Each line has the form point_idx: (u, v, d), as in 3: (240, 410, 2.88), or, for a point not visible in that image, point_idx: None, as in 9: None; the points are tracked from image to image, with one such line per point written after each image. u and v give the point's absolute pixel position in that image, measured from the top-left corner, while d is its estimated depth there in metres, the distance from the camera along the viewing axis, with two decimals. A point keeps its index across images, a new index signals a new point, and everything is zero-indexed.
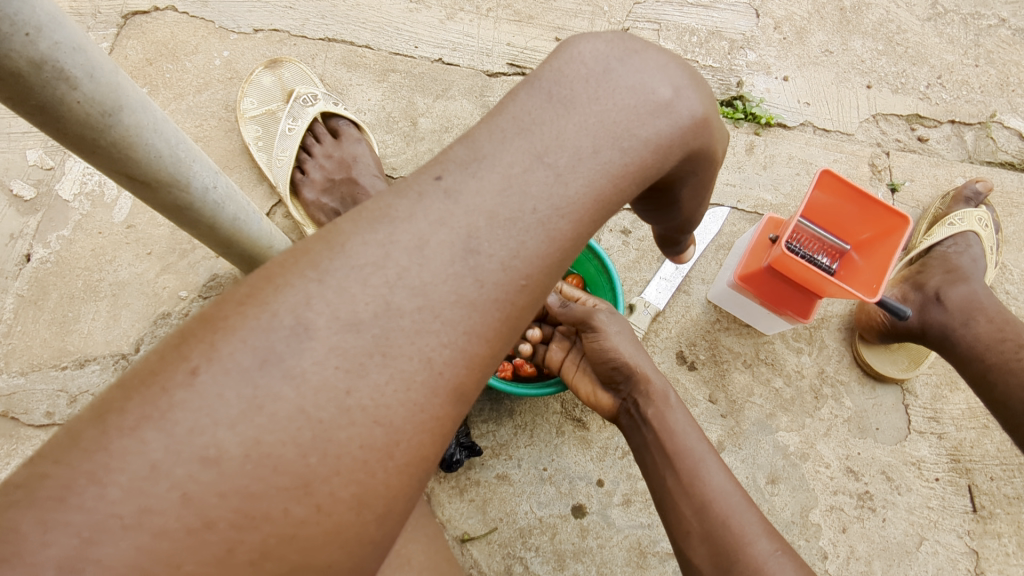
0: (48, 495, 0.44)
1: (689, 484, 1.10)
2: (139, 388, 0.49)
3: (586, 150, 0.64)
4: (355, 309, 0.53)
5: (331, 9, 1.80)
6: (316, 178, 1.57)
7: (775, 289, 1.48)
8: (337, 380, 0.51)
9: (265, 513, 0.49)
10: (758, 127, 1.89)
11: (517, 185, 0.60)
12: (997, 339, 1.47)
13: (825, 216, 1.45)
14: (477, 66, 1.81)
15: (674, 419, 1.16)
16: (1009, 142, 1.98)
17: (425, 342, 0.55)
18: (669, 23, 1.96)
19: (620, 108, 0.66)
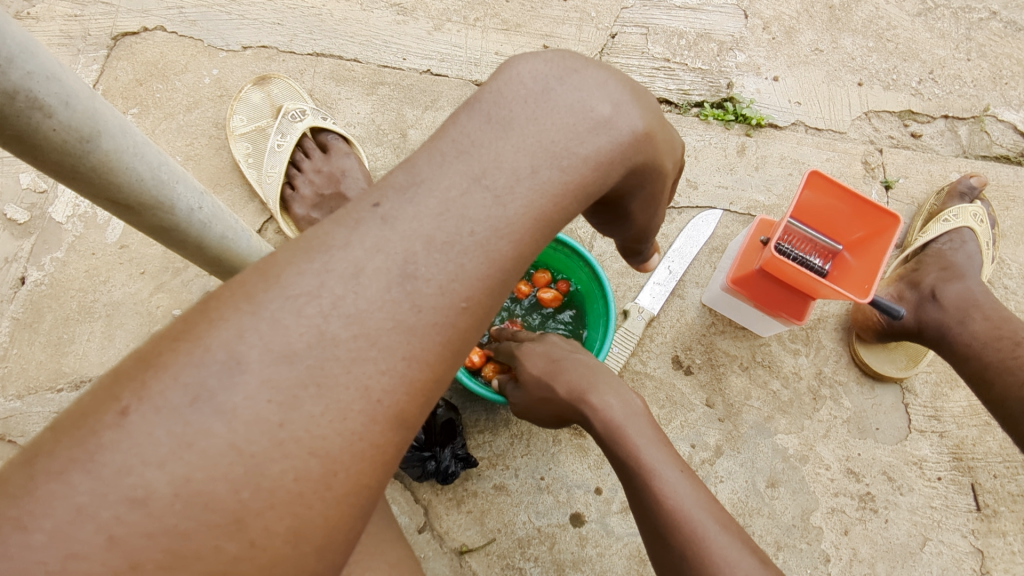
0: None
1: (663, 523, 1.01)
2: (70, 430, 0.49)
3: (525, 170, 0.67)
4: (289, 340, 0.54)
5: (318, 24, 1.81)
6: (305, 193, 1.57)
7: (762, 290, 1.48)
8: (269, 413, 0.52)
9: (196, 552, 0.49)
10: (748, 129, 1.89)
11: (455, 209, 0.62)
12: (994, 337, 1.46)
13: (819, 215, 1.43)
14: (466, 76, 1.81)
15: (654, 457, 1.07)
16: (1005, 136, 1.97)
17: (361, 370, 0.56)
18: (656, 28, 1.96)
19: (557, 128, 0.70)
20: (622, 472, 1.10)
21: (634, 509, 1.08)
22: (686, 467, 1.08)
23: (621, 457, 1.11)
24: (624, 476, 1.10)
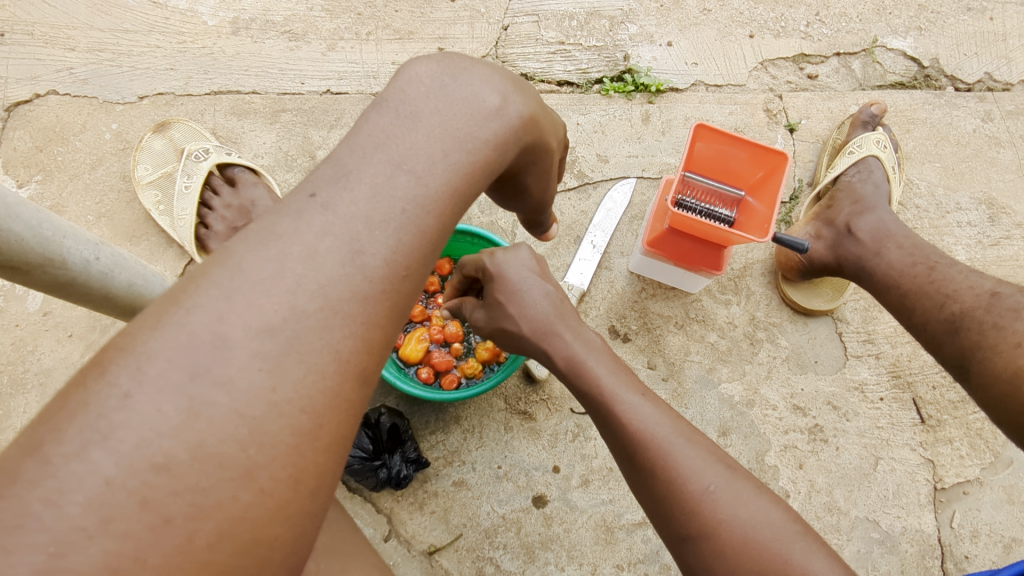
0: (4, 525, 0.49)
1: (701, 520, 0.93)
2: (75, 417, 0.54)
3: (438, 154, 0.76)
4: (266, 317, 0.61)
5: (212, 63, 1.82)
6: (219, 229, 1.58)
7: (679, 246, 1.51)
8: (262, 380, 0.59)
9: (217, 502, 0.56)
10: (650, 96, 1.92)
11: (385, 191, 0.70)
12: (909, 265, 1.49)
13: (716, 165, 1.48)
14: (366, 90, 1.84)
15: (673, 447, 0.99)
16: (896, 63, 2.05)
17: (330, 336, 0.63)
18: (546, 13, 1.98)
19: (459, 117, 0.79)
20: (635, 460, 1.01)
21: (651, 501, 1.00)
22: (701, 444, 1.01)
23: (631, 441, 1.01)
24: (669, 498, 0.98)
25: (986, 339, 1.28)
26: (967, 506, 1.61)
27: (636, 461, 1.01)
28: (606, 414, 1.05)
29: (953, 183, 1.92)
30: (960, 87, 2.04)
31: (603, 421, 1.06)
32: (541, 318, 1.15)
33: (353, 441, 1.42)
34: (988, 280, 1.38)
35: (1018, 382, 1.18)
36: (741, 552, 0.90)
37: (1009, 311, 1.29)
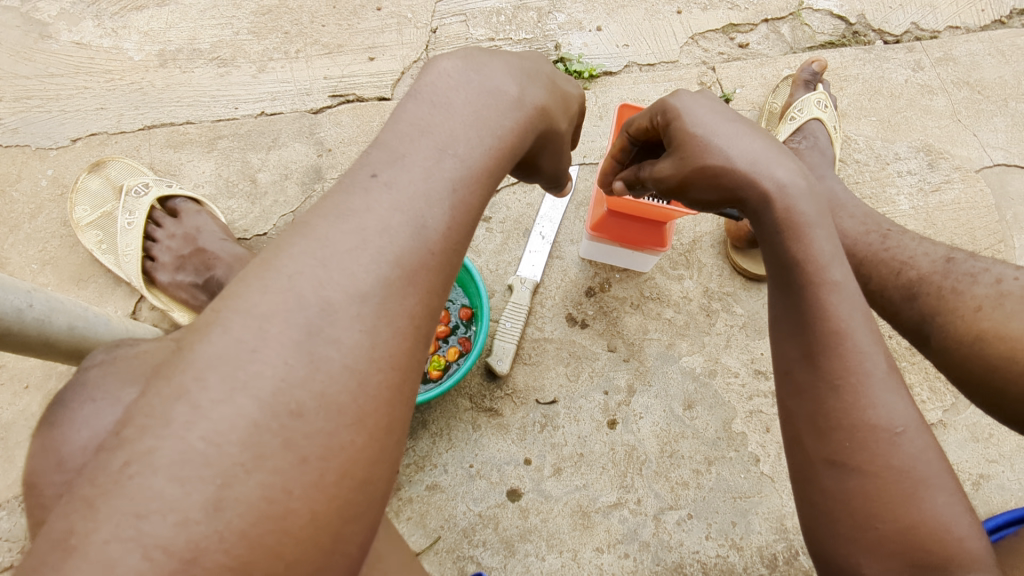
0: (170, 465, 0.57)
1: (868, 456, 0.79)
2: (210, 368, 0.61)
3: (474, 139, 0.79)
4: (356, 283, 0.67)
5: (143, 98, 1.81)
6: (165, 260, 1.55)
7: (619, 228, 1.54)
8: (362, 338, 0.66)
9: (339, 444, 0.63)
10: (584, 83, 1.94)
11: (436, 174, 0.75)
12: (863, 233, 1.43)
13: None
14: (300, 108, 1.83)
15: (870, 370, 0.82)
16: (823, 24, 2.08)
17: (408, 301, 0.69)
18: (473, 12, 1.98)
19: (488, 105, 0.83)
20: (816, 361, 0.84)
21: (810, 410, 0.84)
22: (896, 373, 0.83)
23: (823, 337, 0.84)
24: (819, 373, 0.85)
25: (946, 304, 1.21)
26: None
27: (819, 362, 0.84)
28: (806, 296, 0.86)
29: (891, 135, 1.94)
30: (888, 40, 2.07)
31: (796, 296, 0.88)
32: (746, 152, 0.96)
33: None
34: (942, 247, 1.33)
35: (982, 344, 1.11)
36: (903, 506, 0.78)
37: (966, 275, 1.23)
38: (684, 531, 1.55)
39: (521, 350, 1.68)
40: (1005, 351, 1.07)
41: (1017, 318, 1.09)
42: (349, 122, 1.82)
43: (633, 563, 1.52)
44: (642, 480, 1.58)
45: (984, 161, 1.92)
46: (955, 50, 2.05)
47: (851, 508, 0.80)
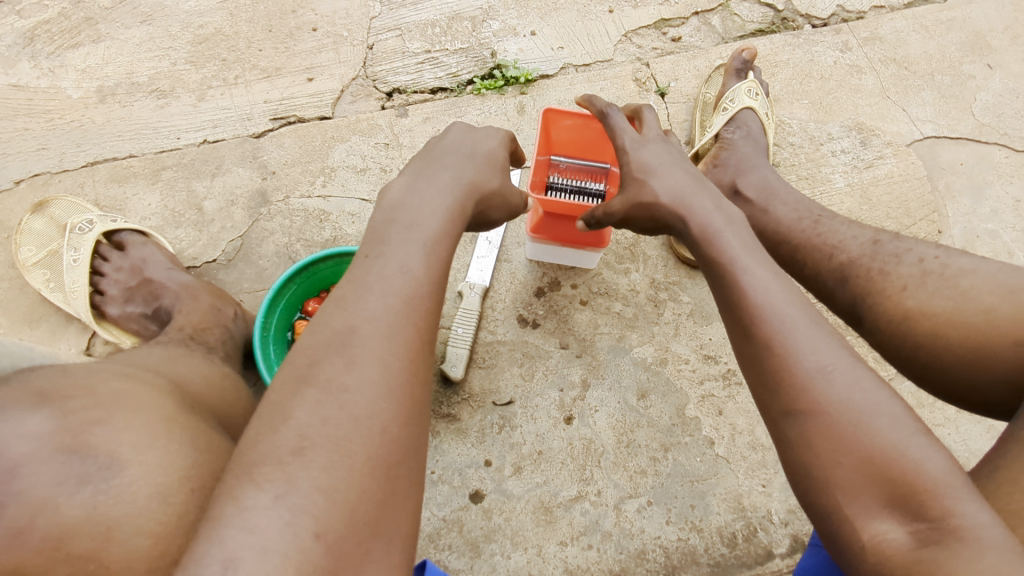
0: (297, 464, 0.76)
1: (812, 398, 0.84)
2: (301, 397, 0.81)
3: (442, 204, 1.02)
4: (388, 305, 0.88)
5: (83, 135, 1.83)
6: (114, 294, 1.59)
7: (559, 229, 1.56)
8: (397, 341, 0.86)
9: (402, 424, 0.82)
10: (521, 88, 1.96)
11: (422, 229, 0.97)
12: (795, 221, 1.47)
13: (578, 144, 1.54)
14: (242, 133, 1.85)
15: (794, 325, 0.89)
16: (753, 12, 2.12)
17: (419, 310, 0.89)
18: (408, 26, 2.01)
19: (453, 187, 1.06)
20: (748, 333, 0.92)
21: (756, 376, 0.91)
22: (825, 327, 0.90)
23: (748, 310, 0.93)
24: (751, 341, 0.92)
25: (874, 285, 1.25)
26: None
27: (750, 332, 0.92)
28: (728, 282, 0.98)
29: (823, 116, 1.99)
30: (816, 23, 2.11)
31: (724, 284, 0.99)
32: (673, 187, 1.16)
33: None
34: (868, 230, 1.37)
35: (909, 323, 1.16)
36: (857, 438, 0.80)
37: (891, 256, 1.27)
38: (644, 518, 1.59)
39: (476, 355, 1.71)
40: (929, 328, 1.13)
41: (939, 295, 1.14)
42: (291, 144, 1.85)
43: (597, 553, 1.56)
44: (601, 472, 1.62)
45: (914, 135, 1.97)
46: (881, 29, 2.10)
47: (814, 451, 0.82)
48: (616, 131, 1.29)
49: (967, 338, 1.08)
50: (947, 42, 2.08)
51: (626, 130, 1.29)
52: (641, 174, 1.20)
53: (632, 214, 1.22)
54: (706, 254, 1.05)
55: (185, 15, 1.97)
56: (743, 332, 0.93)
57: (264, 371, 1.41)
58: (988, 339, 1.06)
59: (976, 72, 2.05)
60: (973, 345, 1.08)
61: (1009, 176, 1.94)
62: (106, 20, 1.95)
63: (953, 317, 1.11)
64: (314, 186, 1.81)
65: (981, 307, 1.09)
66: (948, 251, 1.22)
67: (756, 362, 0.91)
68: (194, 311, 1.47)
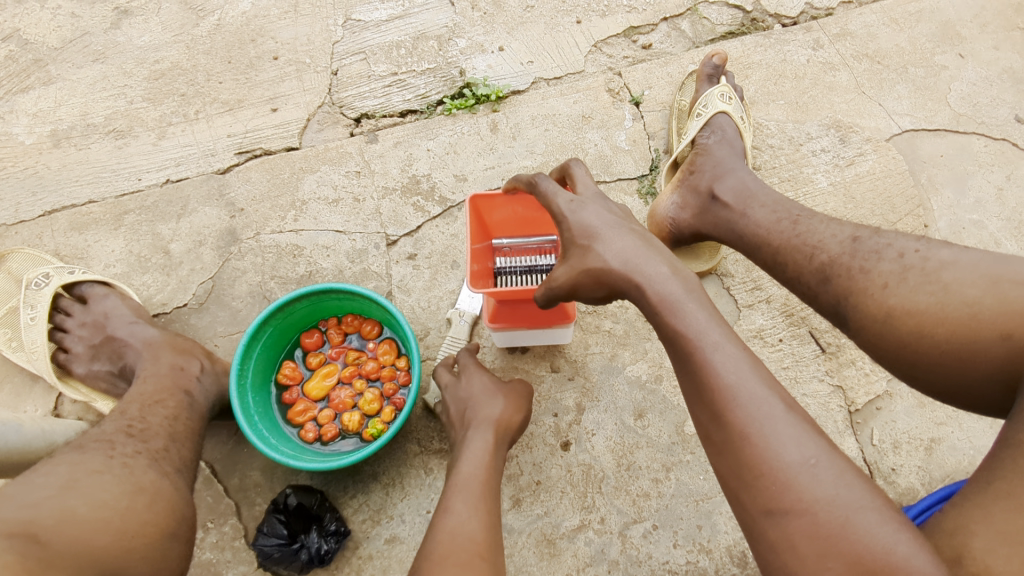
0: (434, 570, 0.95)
1: (795, 496, 0.82)
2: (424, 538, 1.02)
3: (487, 397, 1.36)
4: (466, 468, 1.17)
5: (39, 183, 1.75)
6: (80, 350, 1.51)
7: (521, 312, 1.49)
8: (473, 485, 1.12)
9: (485, 544, 1.02)
10: (493, 105, 1.90)
11: (480, 419, 1.31)
12: (775, 222, 1.42)
13: (519, 223, 1.56)
14: (206, 170, 1.78)
15: (770, 412, 0.88)
16: (722, 15, 2.09)
17: (483, 465, 1.18)
18: (372, 49, 1.95)
19: (487, 387, 1.39)
20: (721, 418, 0.90)
21: (730, 465, 0.88)
22: (797, 411, 0.89)
23: (719, 394, 0.91)
24: (723, 430, 0.90)
25: (856, 284, 1.19)
26: (883, 420, 1.66)
27: (724, 418, 0.89)
28: (697, 360, 0.95)
29: (801, 116, 1.96)
30: (786, 22, 2.09)
31: (688, 366, 0.97)
32: (623, 251, 1.12)
33: (268, 531, 1.46)
34: (847, 226, 1.31)
35: (893, 322, 1.11)
36: (844, 537, 0.78)
37: (871, 253, 1.22)
38: (651, 543, 1.53)
39: None
40: (914, 327, 1.08)
41: (921, 291, 1.09)
42: (259, 178, 1.77)
43: None
44: (603, 499, 1.57)
45: (892, 130, 1.95)
46: (851, 25, 2.08)
47: (798, 553, 0.80)
48: (549, 195, 1.23)
49: (953, 335, 1.04)
50: (918, 34, 2.07)
51: (559, 192, 1.23)
52: (585, 241, 1.16)
53: (579, 284, 1.17)
54: (667, 325, 1.02)
55: (140, 51, 1.90)
56: (712, 421, 0.91)
57: (239, 413, 1.34)
58: (975, 334, 1.02)
59: (948, 62, 2.04)
60: (960, 342, 1.03)
61: (990, 165, 1.92)
62: (56, 61, 1.87)
63: (937, 313, 1.06)
64: (285, 221, 1.74)
65: (965, 301, 1.04)
66: (928, 243, 1.17)
67: (729, 452, 0.88)
68: (153, 374, 1.36)
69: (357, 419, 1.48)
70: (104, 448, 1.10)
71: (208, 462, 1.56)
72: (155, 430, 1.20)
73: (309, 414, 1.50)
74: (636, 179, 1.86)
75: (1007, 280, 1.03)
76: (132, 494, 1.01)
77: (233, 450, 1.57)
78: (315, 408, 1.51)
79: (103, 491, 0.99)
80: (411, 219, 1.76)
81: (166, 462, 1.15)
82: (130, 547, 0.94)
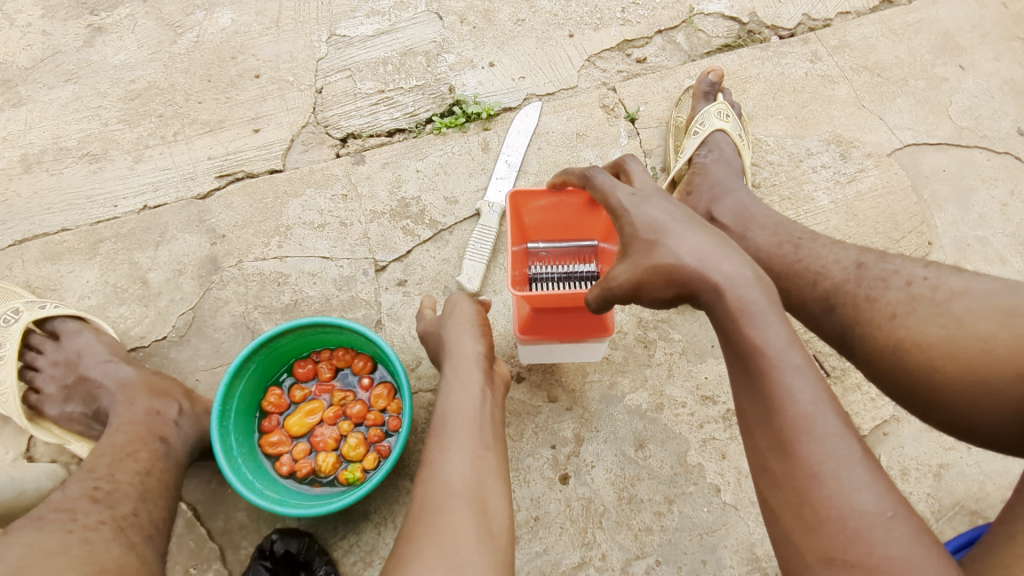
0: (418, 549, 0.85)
1: (864, 547, 0.73)
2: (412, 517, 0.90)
3: (461, 330, 1.19)
4: (454, 413, 1.02)
5: (9, 211, 1.67)
6: (51, 391, 1.44)
7: (549, 322, 1.40)
8: (465, 440, 0.98)
9: (480, 518, 0.90)
10: (484, 123, 1.84)
11: (457, 351, 1.14)
12: (776, 246, 1.31)
13: (560, 226, 1.44)
14: (186, 195, 1.71)
15: (847, 453, 0.79)
16: (717, 27, 2.04)
17: (473, 408, 1.03)
18: (358, 65, 1.88)
19: (455, 322, 1.22)
20: (789, 449, 0.81)
21: (789, 501, 0.80)
22: (873, 454, 0.81)
23: (791, 423, 0.82)
24: (789, 464, 0.81)
25: (862, 314, 1.09)
26: (890, 446, 1.61)
27: (792, 450, 0.80)
28: (769, 381, 0.86)
29: (800, 131, 1.91)
30: (783, 34, 2.04)
31: (757, 385, 0.87)
32: (699, 250, 1.01)
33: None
34: (852, 250, 1.20)
35: (901, 356, 1.00)
36: None
37: (877, 281, 1.11)
38: None
39: None
40: (924, 361, 0.97)
41: (931, 323, 0.99)
42: (241, 203, 1.70)
43: None
44: (604, 534, 1.51)
45: (893, 144, 1.91)
46: (849, 36, 2.03)
47: None
48: (606, 188, 1.14)
49: (967, 371, 0.93)
50: (917, 45, 2.03)
51: (618, 187, 1.15)
52: (655, 238, 1.05)
53: (645, 282, 1.04)
54: (740, 335, 0.91)
55: (115, 70, 1.82)
56: (778, 450, 0.82)
57: (221, 454, 1.26)
58: (991, 373, 0.91)
59: (949, 74, 2.00)
60: (974, 380, 0.92)
61: (993, 179, 1.88)
62: (26, 81, 1.79)
63: (949, 347, 0.96)
64: (269, 247, 1.67)
65: (979, 335, 0.94)
66: (938, 270, 1.07)
67: (797, 486, 0.79)
68: (128, 421, 1.32)
69: (332, 462, 1.41)
70: (64, 520, 1.05)
71: (189, 504, 1.49)
72: (124, 491, 1.16)
73: (284, 450, 1.43)
74: None
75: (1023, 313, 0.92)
76: None
77: (217, 490, 1.51)
78: (292, 444, 1.44)
79: None
80: (400, 243, 1.69)
81: (132, 531, 1.11)
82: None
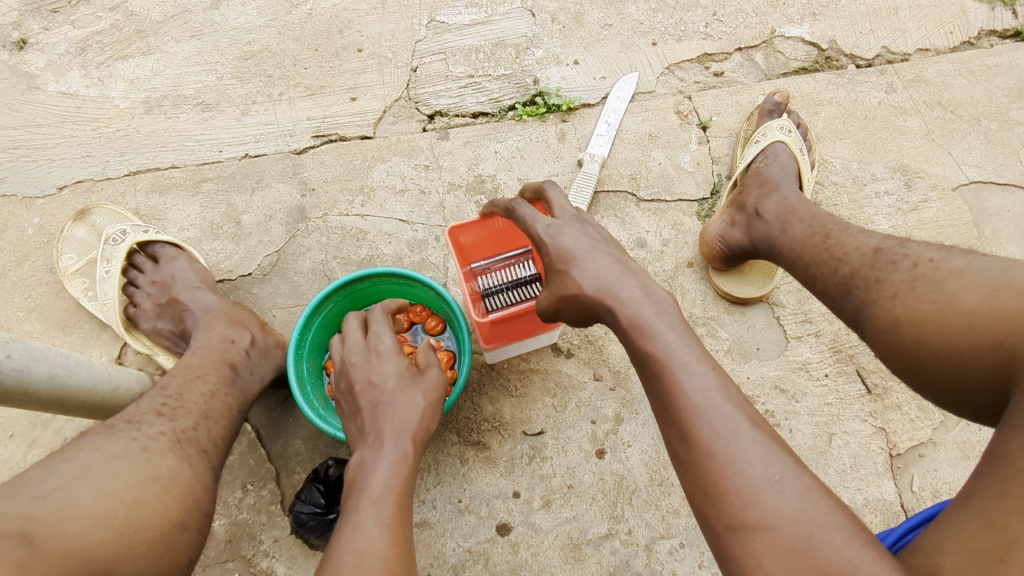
0: None
1: (759, 511, 0.82)
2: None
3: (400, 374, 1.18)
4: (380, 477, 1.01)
5: (127, 144, 1.85)
6: (146, 307, 1.60)
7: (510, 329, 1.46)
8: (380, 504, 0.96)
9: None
10: (563, 115, 1.95)
11: (397, 402, 1.13)
12: (808, 237, 1.38)
13: (492, 240, 1.54)
14: (284, 149, 1.86)
15: (735, 429, 0.89)
16: (796, 50, 2.11)
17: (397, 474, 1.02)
18: (452, 50, 2.02)
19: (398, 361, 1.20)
20: (687, 436, 0.91)
21: (696, 482, 0.89)
22: (764, 432, 0.90)
23: (686, 412, 0.92)
24: (686, 445, 0.91)
25: (871, 295, 1.13)
26: (924, 468, 1.64)
27: (690, 436, 0.90)
28: (666, 380, 0.96)
29: (867, 156, 1.97)
30: (861, 63, 2.10)
31: (657, 385, 0.98)
32: (603, 272, 1.12)
33: (305, 498, 1.48)
34: (875, 238, 1.25)
35: (898, 330, 1.04)
36: (813, 557, 0.77)
37: (887, 264, 1.15)
38: (677, 560, 1.53)
39: (508, 382, 1.68)
40: (915, 336, 1.01)
41: (923, 300, 1.02)
42: (332, 162, 1.85)
43: None
44: (632, 510, 1.57)
45: (960, 179, 1.94)
46: (927, 72, 2.08)
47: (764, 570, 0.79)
48: (526, 220, 1.23)
49: (949, 343, 0.96)
50: (994, 88, 2.06)
51: (537, 217, 1.23)
52: (564, 262, 1.16)
53: (563, 305, 1.17)
54: (638, 347, 1.03)
55: (234, 31, 2.00)
56: (678, 437, 0.92)
57: (294, 380, 1.37)
58: (968, 344, 0.93)
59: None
60: (955, 355, 0.95)
61: None
62: (157, 33, 1.98)
63: (936, 322, 0.98)
64: (352, 205, 1.80)
65: (963, 310, 0.96)
66: (946, 253, 1.09)
67: (693, 466, 0.89)
68: (205, 346, 1.44)
69: None
70: (132, 430, 1.15)
71: (253, 426, 1.62)
72: (188, 409, 1.26)
73: None
74: (696, 202, 1.88)
75: (1008, 288, 0.93)
76: (144, 482, 1.04)
77: (279, 417, 1.63)
78: None
79: (115, 481, 1.02)
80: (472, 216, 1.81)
81: (189, 445, 1.19)
82: (130, 541, 0.96)
